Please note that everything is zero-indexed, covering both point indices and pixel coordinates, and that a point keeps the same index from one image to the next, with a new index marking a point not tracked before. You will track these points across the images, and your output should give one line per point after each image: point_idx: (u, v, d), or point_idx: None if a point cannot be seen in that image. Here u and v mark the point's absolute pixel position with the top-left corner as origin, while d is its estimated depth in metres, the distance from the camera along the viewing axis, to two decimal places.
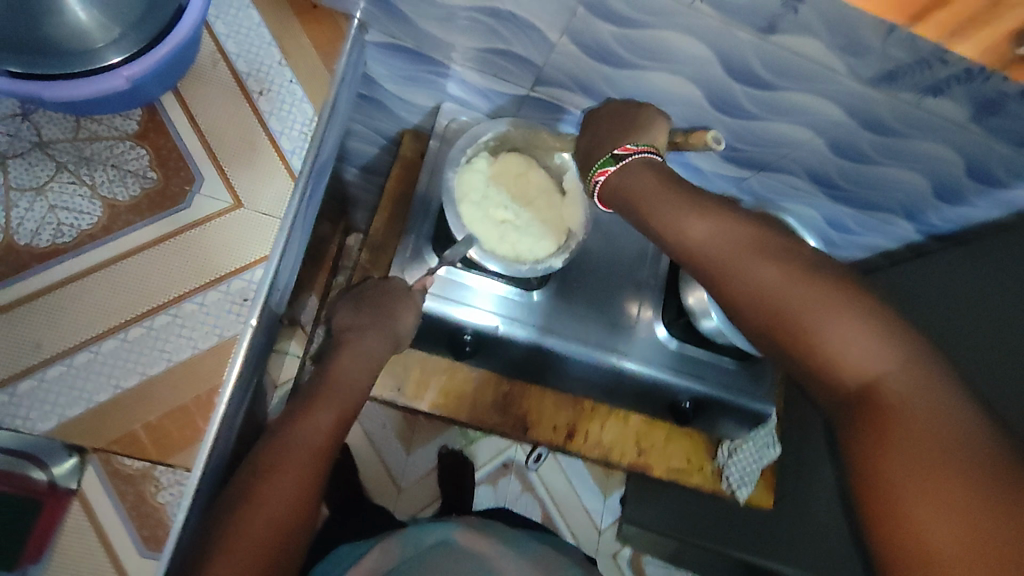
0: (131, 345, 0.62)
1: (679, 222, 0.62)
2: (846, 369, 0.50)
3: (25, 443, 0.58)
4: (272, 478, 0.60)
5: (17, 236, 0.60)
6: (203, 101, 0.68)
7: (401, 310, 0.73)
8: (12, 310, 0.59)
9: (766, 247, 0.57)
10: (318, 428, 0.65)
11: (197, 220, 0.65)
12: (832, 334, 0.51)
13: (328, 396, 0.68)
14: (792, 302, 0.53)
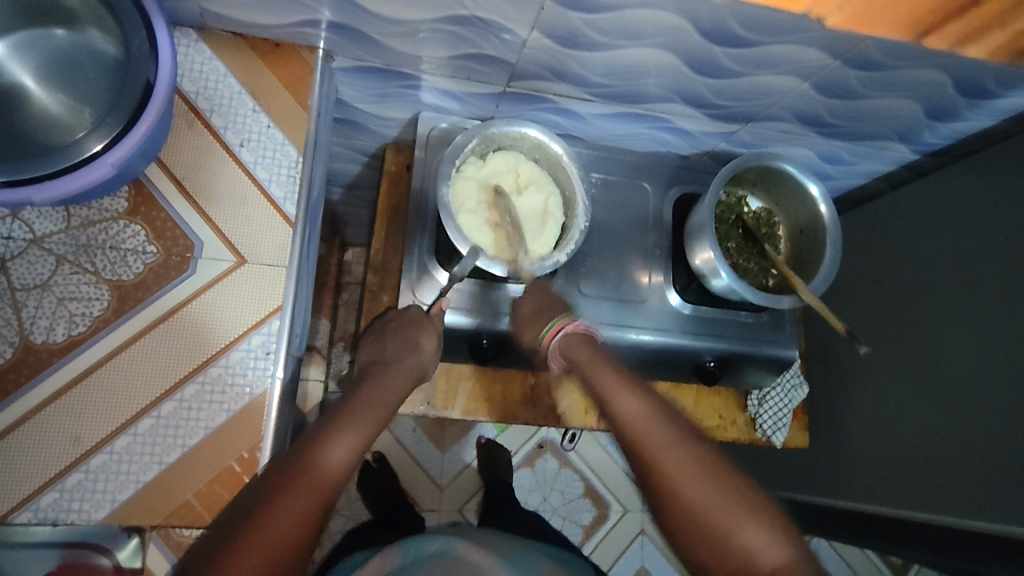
0: (167, 420, 0.62)
1: (613, 397, 0.69)
2: (695, 514, 0.58)
3: (84, 532, 0.59)
4: (278, 502, 0.52)
5: (33, 335, 0.61)
6: (185, 163, 0.67)
7: (423, 336, 0.77)
8: (44, 409, 0.60)
9: (685, 439, 0.63)
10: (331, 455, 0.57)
11: (206, 284, 0.65)
12: (708, 505, 0.58)
13: (345, 424, 0.61)
14: (659, 471, 0.61)
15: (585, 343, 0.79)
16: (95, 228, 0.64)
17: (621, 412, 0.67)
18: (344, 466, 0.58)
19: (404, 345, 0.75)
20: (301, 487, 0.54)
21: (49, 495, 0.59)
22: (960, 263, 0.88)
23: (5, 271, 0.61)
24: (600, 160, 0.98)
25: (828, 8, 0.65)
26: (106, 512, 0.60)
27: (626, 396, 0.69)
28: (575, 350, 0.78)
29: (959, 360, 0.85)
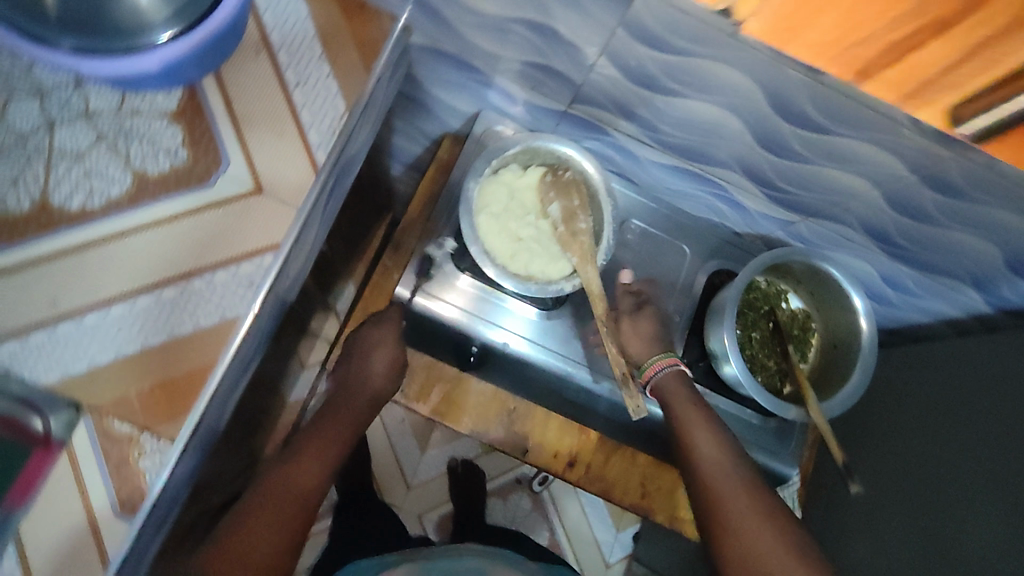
0: (137, 314, 0.68)
1: (696, 428, 0.79)
2: (740, 530, 0.70)
3: (30, 390, 0.66)
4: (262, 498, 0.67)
5: (53, 198, 0.68)
6: (240, 87, 0.72)
7: (377, 352, 0.85)
8: (41, 264, 0.67)
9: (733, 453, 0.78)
10: (300, 476, 0.71)
11: (216, 202, 0.70)
12: (742, 526, 0.70)
13: (318, 439, 0.77)
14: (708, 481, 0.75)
15: (683, 384, 0.83)
16: (140, 120, 0.70)
17: (700, 448, 0.78)
18: (314, 471, 0.73)
19: (368, 355, 0.85)
20: (283, 487, 0.69)
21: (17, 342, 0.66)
22: (976, 414, 0.80)
23: (51, 134, 0.68)
24: (652, 212, 0.95)
25: (741, 6, 0.52)
26: (60, 372, 0.66)
27: (701, 433, 0.79)
28: (676, 392, 0.83)
29: (983, 546, 0.72)
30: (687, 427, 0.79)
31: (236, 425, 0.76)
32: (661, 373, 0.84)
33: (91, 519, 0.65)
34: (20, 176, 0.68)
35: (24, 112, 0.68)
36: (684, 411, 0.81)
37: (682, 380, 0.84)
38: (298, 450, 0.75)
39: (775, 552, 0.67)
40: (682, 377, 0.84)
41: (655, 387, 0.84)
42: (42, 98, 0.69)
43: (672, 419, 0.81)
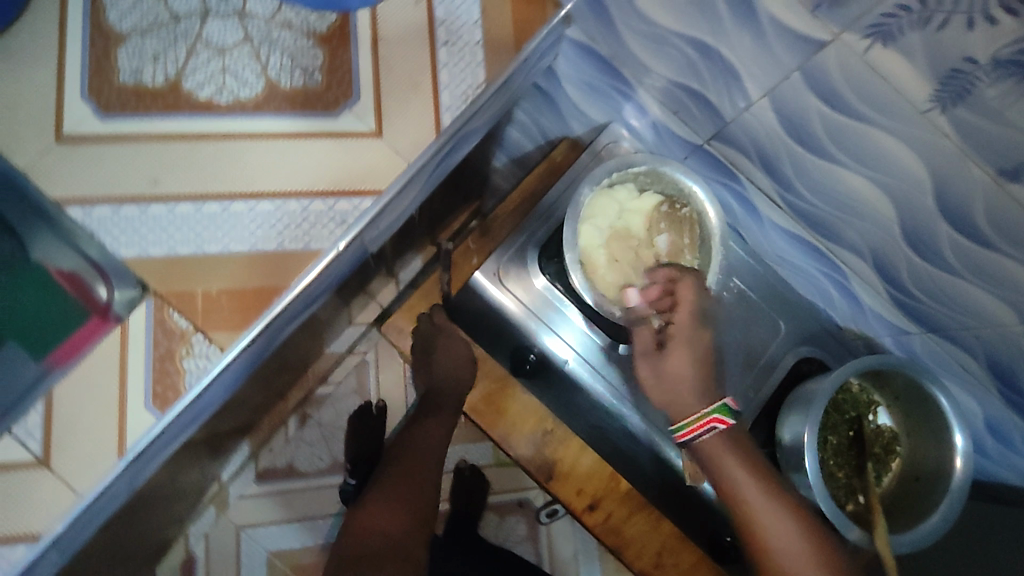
0: (228, 217, 0.67)
1: (741, 479, 0.65)
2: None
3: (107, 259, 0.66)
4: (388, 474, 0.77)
5: (184, 82, 0.69)
6: (388, 28, 0.71)
7: (445, 342, 0.85)
8: (152, 142, 0.68)
9: (823, 546, 0.62)
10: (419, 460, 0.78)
11: (335, 133, 0.70)
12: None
13: (424, 424, 0.82)
14: None
15: (741, 450, 0.67)
16: (287, 33, 0.70)
17: (775, 540, 0.62)
18: (433, 448, 0.80)
19: (443, 361, 0.84)
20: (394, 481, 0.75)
21: (106, 209, 0.66)
22: None
23: (200, 21, 0.69)
24: (752, 274, 0.88)
25: None
26: (134, 251, 0.66)
27: (751, 489, 0.65)
28: (726, 461, 0.66)
29: None
30: (733, 485, 0.65)
31: (276, 362, 0.74)
32: (702, 433, 0.67)
33: (122, 400, 0.65)
34: (158, 53, 0.69)
35: None
36: (729, 469, 0.66)
37: (729, 442, 0.67)
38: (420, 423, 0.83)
39: None
40: (732, 436, 0.67)
41: (694, 448, 0.68)
42: None
43: (733, 498, 0.65)
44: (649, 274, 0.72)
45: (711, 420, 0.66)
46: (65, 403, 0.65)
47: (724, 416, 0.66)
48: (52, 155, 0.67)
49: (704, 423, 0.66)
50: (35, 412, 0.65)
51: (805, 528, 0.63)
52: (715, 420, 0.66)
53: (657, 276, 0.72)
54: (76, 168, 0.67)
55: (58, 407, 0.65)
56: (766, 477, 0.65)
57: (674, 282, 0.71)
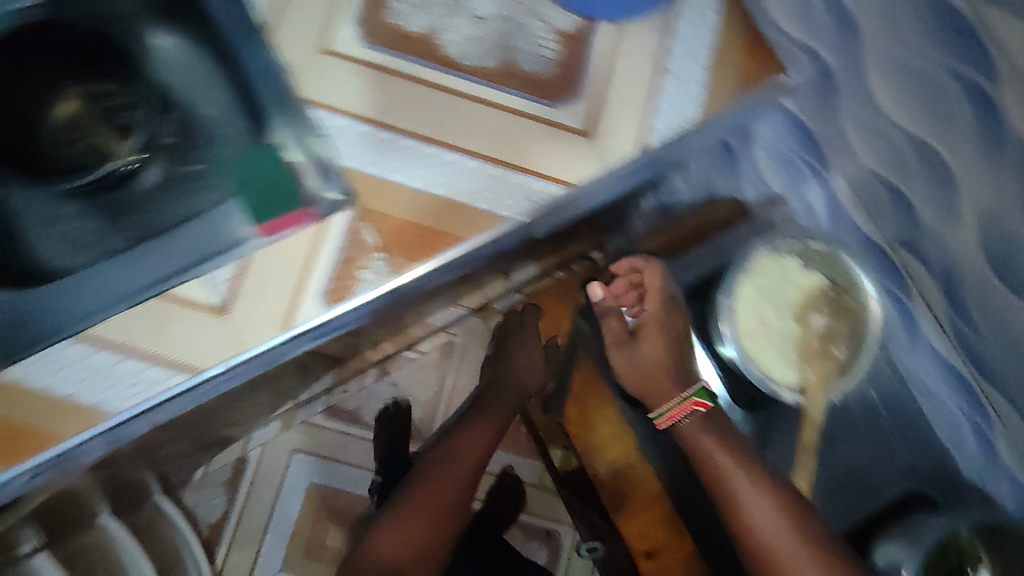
0: (436, 162, 0.70)
1: (710, 443, 0.82)
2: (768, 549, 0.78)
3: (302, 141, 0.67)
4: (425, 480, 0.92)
5: (440, 36, 0.72)
6: (625, 45, 0.75)
7: (529, 352, 1.02)
8: (386, 74, 0.71)
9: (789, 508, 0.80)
10: (465, 453, 0.96)
11: (550, 120, 0.72)
12: (774, 540, 0.78)
13: (462, 436, 0.99)
14: (762, 542, 0.79)
15: (711, 432, 0.83)
16: (538, 23, 0.74)
17: (748, 510, 0.79)
18: (472, 457, 0.95)
19: (517, 359, 1.02)
20: (435, 488, 0.90)
21: (343, 121, 0.70)
22: None
23: None
24: (887, 389, 0.87)
25: None
26: (355, 163, 0.69)
27: (727, 458, 0.82)
28: (711, 451, 0.82)
29: None
30: (706, 448, 0.82)
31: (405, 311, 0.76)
32: (682, 416, 0.83)
33: (298, 289, 0.66)
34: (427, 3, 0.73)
35: None
36: (702, 440, 0.83)
37: (703, 422, 0.83)
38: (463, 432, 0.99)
39: None
40: (707, 422, 0.83)
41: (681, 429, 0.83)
42: None
43: (705, 473, 0.83)
44: (617, 267, 0.90)
45: (688, 399, 0.82)
46: (256, 270, 0.65)
47: (700, 397, 0.82)
48: (308, 63, 0.71)
49: (682, 400, 0.82)
50: (224, 266, 0.64)
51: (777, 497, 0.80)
52: (693, 400, 0.82)
53: (622, 274, 0.90)
54: (321, 79, 0.70)
55: (249, 271, 0.65)
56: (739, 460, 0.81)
57: (638, 270, 0.89)
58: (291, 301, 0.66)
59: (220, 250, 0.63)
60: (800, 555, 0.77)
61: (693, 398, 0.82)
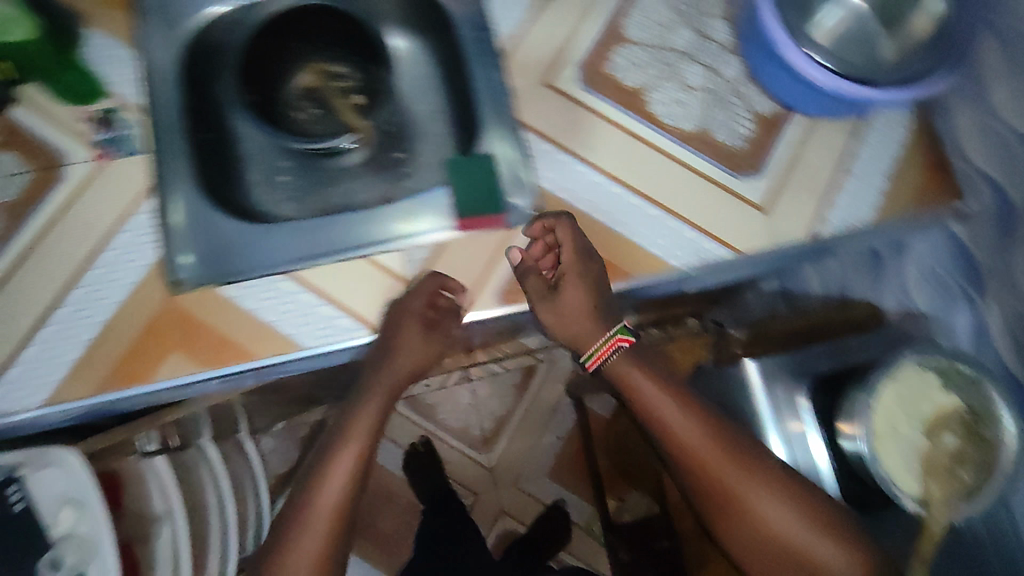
0: (622, 201, 0.76)
1: (659, 405, 0.78)
2: (780, 535, 0.73)
3: (513, 162, 0.77)
4: (301, 527, 0.74)
5: (649, 93, 0.79)
6: (814, 140, 0.80)
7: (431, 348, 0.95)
8: (595, 115, 0.78)
9: (740, 455, 0.75)
10: (330, 492, 0.74)
11: (733, 189, 0.77)
12: (796, 533, 0.72)
13: (331, 473, 0.75)
14: (683, 438, 0.76)
15: (643, 368, 0.79)
16: (740, 103, 0.80)
17: (700, 449, 0.76)
18: (346, 484, 0.75)
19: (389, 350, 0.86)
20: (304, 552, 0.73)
21: (548, 146, 0.77)
22: None
23: (687, 60, 0.81)
24: (994, 525, 0.78)
25: None
26: (552, 186, 0.76)
27: (674, 417, 0.77)
28: (638, 381, 0.79)
29: None
30: (660, 412, 0.77)
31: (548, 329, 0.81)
32: (607, 353, 0.78)
33: (478, 282, 0.73)
34: (645, 63, 0.80)
35: (683, 35, 0.82)
36: (648, 398, 0.78)
37: (630, 355, 0.80)
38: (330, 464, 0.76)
39: (778, 506, 0.73)
40: (628, 351, 0.79)
41: (604, 367, 0.79)
42: (702, 37, 0.82)
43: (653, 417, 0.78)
44: (526, 228, 0.74)
45: (615, 339, 0.78)
46: (449, 256, 0.73)
47: (624, 335, 0.79)
48: (530, 90, 0.79)
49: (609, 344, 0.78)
50: (425, 246, 0.74)
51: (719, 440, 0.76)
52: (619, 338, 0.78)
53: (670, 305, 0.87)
54: (538, 106, 0.78)
55: (444, 256, 0.73)
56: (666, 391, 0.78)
57: (550, 228, 0.74)
58: (471, 290, 0.72)
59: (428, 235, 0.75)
60: (814, 540, 0.72)
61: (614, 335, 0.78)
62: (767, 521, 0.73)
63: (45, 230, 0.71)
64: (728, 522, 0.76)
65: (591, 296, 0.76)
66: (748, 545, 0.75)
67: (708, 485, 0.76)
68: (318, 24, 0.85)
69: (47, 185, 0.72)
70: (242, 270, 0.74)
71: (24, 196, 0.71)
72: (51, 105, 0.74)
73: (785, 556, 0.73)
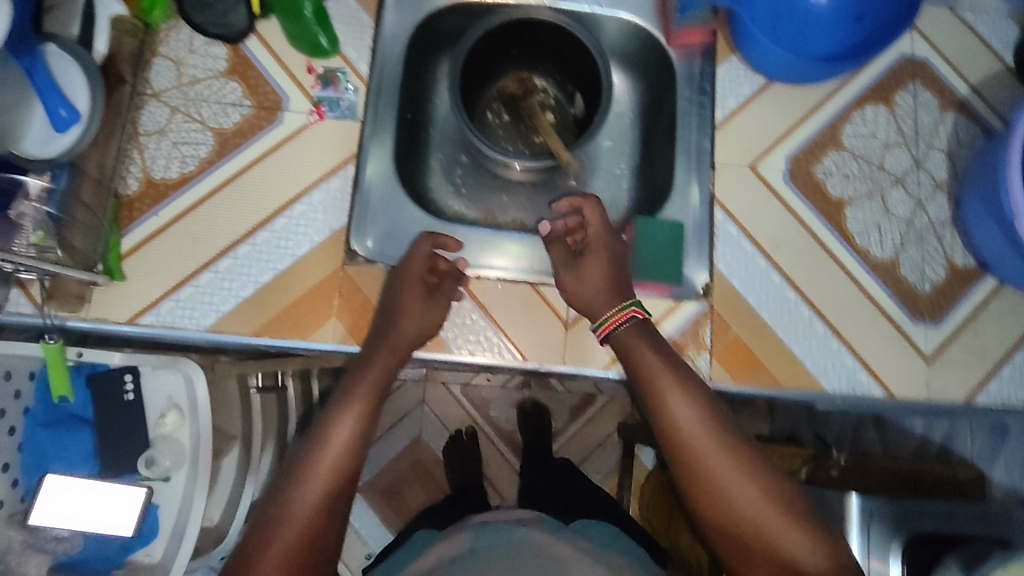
0: (791, 307, 0.75)
1: (651, 369, 0.64)
2: (760, 523, 0.57)
3: (696, 237, 0.78)
4: (296, 493, 0.57)
5: (849, 208, 0.78)
6: (998, 306, 0.77)
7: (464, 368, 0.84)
8: (790, 213, 0.77)
9: (720, 421, 0.61)
10: (338, 441, 0.60)
11: (902, 329, 0.76)
12: (768, 524, 0.56)
13: (336, 425, 0.61)
14: (670, 403, 0.62)
15: (646, 340, 0.67)
16: (935, 246, 0.78)
17: (678, 416, 0.61)
18: (345, 451, 0.60)
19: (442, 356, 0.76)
20: (278, 541, 0.55)
21: (734, 229, 0.77)
22: None
23: (897, 186, 0.79)
24: None
25: None
26: (724, 270, 0.76)
27: (675, 395, 0.62)
28: (636, 347, 0.67)
29: None
30: (652, 384, 0.64)
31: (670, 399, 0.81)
32: (622, 321, 0.68)
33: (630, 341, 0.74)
34: (852, 176, 0.78)
35: (898, 159, 0.79)
36: (642, 356, 0.66)
37: (643, 332, 0.68)
38: (316, 442, 0.60)
39: (757, 490, 0.57)
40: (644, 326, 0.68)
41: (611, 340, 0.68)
42: (916, 166, 0.79)
43: (642, 376, 0.65)
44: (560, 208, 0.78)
45: (625, 312, 0.68)
46: None
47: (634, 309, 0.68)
48: (732, 169, 0.78)
49: (625, 317, 0.68)
50: None
51: (708, 411, 0.62)
52: (633, 311, 0.68)
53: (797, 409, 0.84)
54: (735, 188, 0.78)
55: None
56: (661, 351, 0.66)
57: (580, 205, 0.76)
58: None
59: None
60: (791, 531, 0.55)
61: (623, 310, 0.68)
62: (742, 504, 0.57)
63: (247, 168, 0.74)
64: (691, 491, 0.60)
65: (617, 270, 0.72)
66: (715, 524, 0.59)
67: (674, 448, 0.61)
68: (539, 39, 0.85)
69: (260, 125, 0.74)
70: None
71: (236, 129, 0.74)
72: (281, 47, 0.76)
73: (752, 543, 0.57)
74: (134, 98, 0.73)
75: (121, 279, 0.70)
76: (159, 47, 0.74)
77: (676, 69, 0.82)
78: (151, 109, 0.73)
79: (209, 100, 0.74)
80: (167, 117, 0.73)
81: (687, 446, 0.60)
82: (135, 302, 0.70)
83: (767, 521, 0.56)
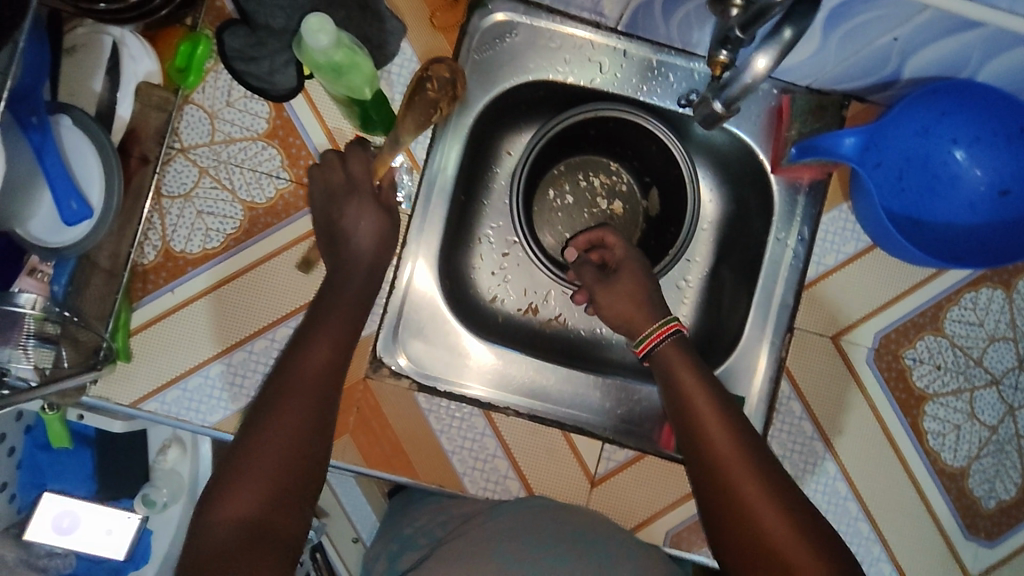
0: (840, 502, 0.69)
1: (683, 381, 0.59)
2: (762, 532, 0.49)
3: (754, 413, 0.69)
4: (276, 396, 0.50)
5: (930, 403, 0.70)
6: None
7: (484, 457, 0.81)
8: (862, 398, 0.70)
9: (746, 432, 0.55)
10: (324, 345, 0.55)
11: (953, 544, 0.70)
12: (795, 550, 0.48)
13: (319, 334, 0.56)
14: (698, 410, 0.57)
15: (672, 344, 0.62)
16: (1014, 459, 0.71)
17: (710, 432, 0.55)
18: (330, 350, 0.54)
19: None
20: (260, 443, 0.47)
21: (797, 406, 0.69)
22: None
23: (990, 387, 0.70)
24: None
25: None
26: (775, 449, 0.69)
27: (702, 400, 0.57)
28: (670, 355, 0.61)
29: None
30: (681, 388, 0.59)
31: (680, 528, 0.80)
32: (662, 338, 0.62)
33: (660, 511, 0.69)
34: (943, 366, 0.70)
35: (999, 355, 0.70)
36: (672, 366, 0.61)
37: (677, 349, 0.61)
38: (300, 348, 0.54)
39: (783, 515, 0.50)
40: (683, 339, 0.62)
41: (653, 359, 0.62)
42: (1018, 366, 0.70)
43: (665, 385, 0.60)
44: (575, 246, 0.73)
45: (670, 326, 0.62)
46: (641, 469, 0.69)
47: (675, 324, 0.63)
48: (813, 337, 0.70)
49: (668, 329, 0.62)
50: (625, 448, 0.69)
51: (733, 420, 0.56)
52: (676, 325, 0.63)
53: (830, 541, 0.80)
54: (810, 358, 0.70)
55: (639, 463, 0.69)
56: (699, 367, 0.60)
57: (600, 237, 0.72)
58: (649, 513, 0.69)
59: (637, 434, 0.71)
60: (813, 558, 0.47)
61: (665, 324, 0.62)
62: (773, 531, 0.49)
63: (275, 254, 0.66)
64: (724, 524, 0.52)
65: (648, 283, 0.67)
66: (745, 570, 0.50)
67: (698, 474, 0.54)
68: (624, 131, 0.74)
69: (297, 206, 0.66)
70: (444, 382, 0.70)
71: (270, 206, 0.66)
72: (330, 112, 0.66)
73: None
74: (161, 155, 0.64)
75: (126, 360, 0.64)
76: (193, 94, 0.65)
77: (773, 202, 0.71)
78: (177, 167, 0.64)
79: (242, 166, 0.65)
80: (193, 179, 0.65)
81: (715, 470, 0.53)
82: (143, 384, 0.65)
83: (798, 545, 0.48)
